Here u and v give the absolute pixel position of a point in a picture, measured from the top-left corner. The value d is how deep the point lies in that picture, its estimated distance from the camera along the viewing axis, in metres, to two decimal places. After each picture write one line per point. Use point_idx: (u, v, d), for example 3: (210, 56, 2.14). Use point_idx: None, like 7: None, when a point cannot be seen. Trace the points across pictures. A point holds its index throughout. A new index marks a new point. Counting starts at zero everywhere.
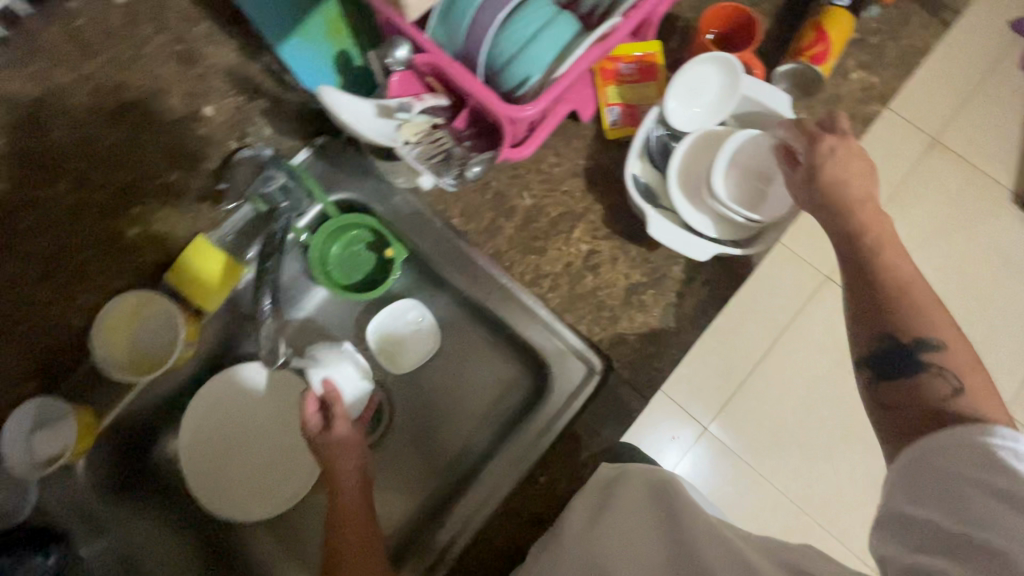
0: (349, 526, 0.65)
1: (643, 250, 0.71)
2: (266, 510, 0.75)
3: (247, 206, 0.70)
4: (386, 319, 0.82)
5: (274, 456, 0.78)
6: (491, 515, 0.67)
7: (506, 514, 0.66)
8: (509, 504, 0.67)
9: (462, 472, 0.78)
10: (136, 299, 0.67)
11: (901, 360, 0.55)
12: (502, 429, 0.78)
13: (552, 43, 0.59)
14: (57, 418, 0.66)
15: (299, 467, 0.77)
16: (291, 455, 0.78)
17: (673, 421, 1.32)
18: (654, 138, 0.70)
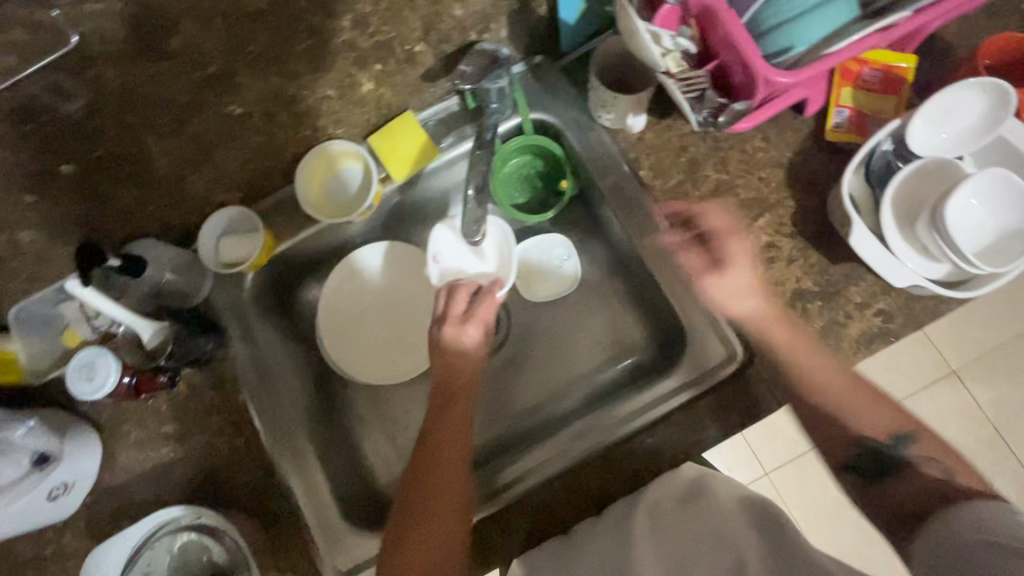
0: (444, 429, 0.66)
1: (824, 260, 0.68)
2: (375, 377, 0.80)
3: (456, 99, 0.74)
4: (533, 248, 0.83)
5: (393, 333, 0.83)
6: (583, 460, 0.68)
7: (602, 463, 0.67)
8: (608, 455, 0.67)
9: (556, 414, 0.79)
10: (341, 149, 0.72)
11: (884, 457, 0.62)
12: (597, 395, 0.79)
13: (830, 19, 0.56)
14: (248, 229, 0.72)
15: (409, 350, 0.82)
16: (405, 339, 0.83)
17: (742, 460, 1.25)
18: (879, 152, 0.66)
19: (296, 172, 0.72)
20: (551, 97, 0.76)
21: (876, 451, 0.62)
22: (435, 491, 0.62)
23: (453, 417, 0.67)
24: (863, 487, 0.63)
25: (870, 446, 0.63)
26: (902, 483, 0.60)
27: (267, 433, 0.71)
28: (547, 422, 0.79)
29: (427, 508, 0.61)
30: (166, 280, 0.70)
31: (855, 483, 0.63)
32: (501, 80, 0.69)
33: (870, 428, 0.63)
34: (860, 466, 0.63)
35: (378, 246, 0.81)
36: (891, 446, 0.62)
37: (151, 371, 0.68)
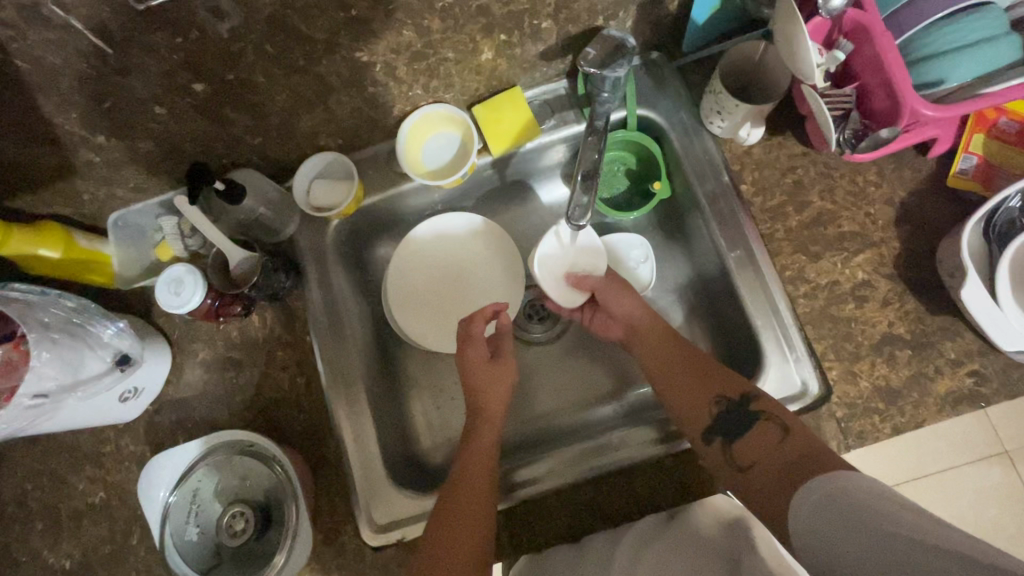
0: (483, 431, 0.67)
1: (921, 309, 0.65)
2: (431, 341, 0.80)
3: (564, 83, 0.76)
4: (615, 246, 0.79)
5: (454, 302, 0.83)
6: (621, 470, 0.67)
7: (638, 472, 0.67)
8: (648, 467, 0.67)
9: (587, 420, 0.79)
10: (448, 111, 0.74)
11: (741, 415, 0.62)
12: (635, 410, 0.79)
13: (989, 58, 0.54)
14: (342, 176, 0.75)
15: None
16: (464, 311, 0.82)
17: None
18: (1005, 207, 0.62)
19: (400, 130, 0.73)
20: (660, 95, 0.75)
21: (733, 411, 0.62)
22: (475, 484, 0.62)
23: (493, 419, 0.68)
24: (724, 455, 0.61)
25: (725, 398, 0.63)
26: (751, 441, 0.60)
27: (327, 377, 0.71)
28: (583, 426, 0.79)
29: (468, 498, 0.61)
30: (261, 213, 0.73)
31: (718, 449, 0.62)
32: (621, 71, 0.66)
33: (721, 388, 0.64)
34: (723, 432, 0.62)
35: (449, 215, 0.82)
36: (738, 403, 0.63)
37: (232, 295, 0.71)
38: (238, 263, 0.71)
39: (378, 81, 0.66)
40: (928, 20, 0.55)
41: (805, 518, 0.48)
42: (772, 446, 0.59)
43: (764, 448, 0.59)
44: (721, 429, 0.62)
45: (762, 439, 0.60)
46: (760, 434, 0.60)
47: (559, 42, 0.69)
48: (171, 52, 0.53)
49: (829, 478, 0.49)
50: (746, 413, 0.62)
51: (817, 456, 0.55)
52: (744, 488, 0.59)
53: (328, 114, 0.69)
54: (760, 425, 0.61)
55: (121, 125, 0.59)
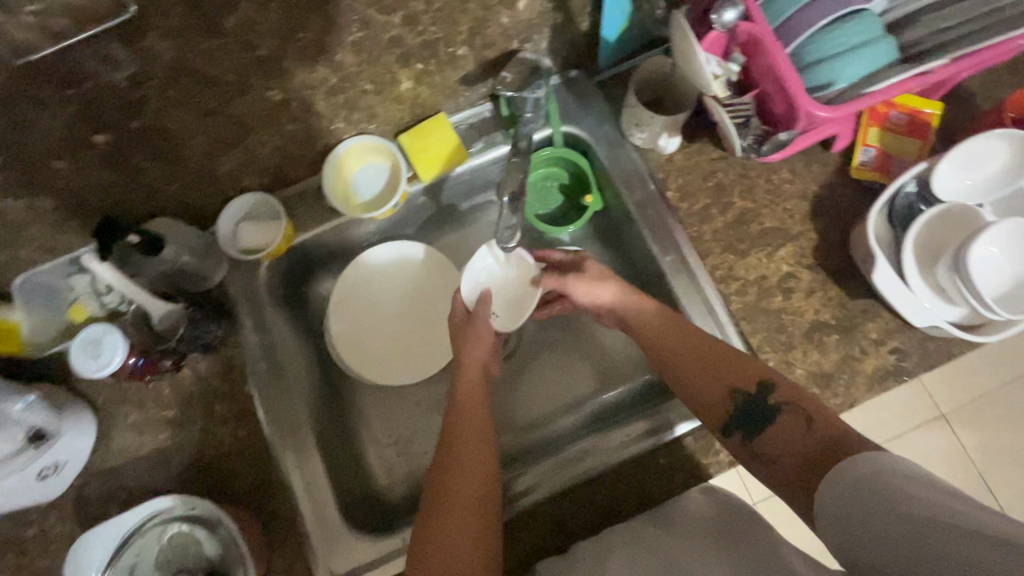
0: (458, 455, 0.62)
1: (843, 294, 0.69)
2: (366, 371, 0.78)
3: (489, 105, 0.76)
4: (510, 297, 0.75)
5: (404, 330, 0.81)
6: (586, 478, 0.67)
7: (603, 480, 0.67)
8: (613, 471, 0.67)
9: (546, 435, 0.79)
10: (374, 142, 0.73)
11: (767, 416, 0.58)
12: (593, 420, 0.80)
13: (870, 61, 0.58)
14: (269, 217, 0.73)
15: (425, 346, 0.81)
16: (416, 337, 0.81)
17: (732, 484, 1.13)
18: (903, 193, 0.67)
19: (326, 163, 0.72)
20: (582, 112, 0.77)
21: (750, 404, 0.58)
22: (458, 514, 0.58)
23: (467, 438, 0.63)
24: (745, 448, 0.58)
25: (738, 393, 0.59)
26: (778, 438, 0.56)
27: (270, 425, 0.68)
28: (541, 442, 0.79)
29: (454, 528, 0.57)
30: (183, 261, 0.69)
31: (740, 443, 0.58)
32: (539, 91, 0.72)
33: (737, 382, 0.60)
34: (743, 424, 0.58)
35: (407, 246, 0.82)
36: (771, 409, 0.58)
37: (159, 353, 0.67)
38: (162, 317, 0.67)
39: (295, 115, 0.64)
40: (815, 26, 0.58)
41: (832, 514, 0.46)
42: (799, 438, 0.54)
43: (787, 438, 0.55)
44: (741, 423, 0.58)
45: (787, 430, 0.56)
46: (784, 425, 0.56)
47: (478, 67, 0.69)
48: (65, 105, 0.50)
49: (846, 465, 0.47)
50: (764, 405, 0.58)
51: (843, 442, 0.51)
52: (774, 483, 0.55)
53: (249, 154, 0.67)
54: (784, 416, 0.56)
55: (16, 185, 0.55)
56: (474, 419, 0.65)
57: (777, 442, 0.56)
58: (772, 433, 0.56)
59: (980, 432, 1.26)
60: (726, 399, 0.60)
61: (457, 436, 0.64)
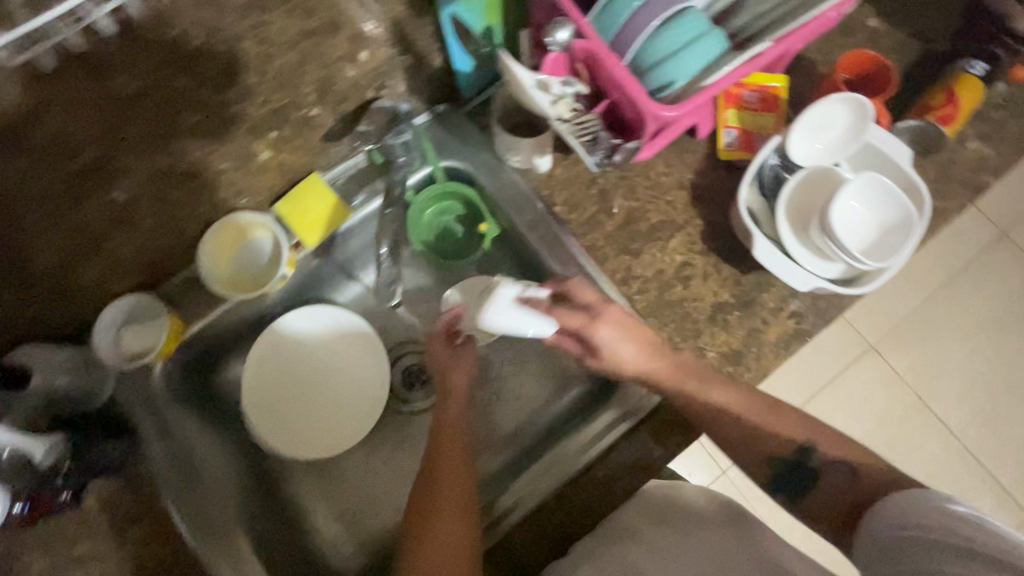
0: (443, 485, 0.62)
1: (736, 272, 0.72)
2: (289, 448, 0.75)
3: (362, 154, 0.73)
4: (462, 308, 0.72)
5: (331, 398, 0.79)
6: (540, 503, 0.66)
7: (557, 503, 0.66)
8: (562, 493, 0.67)
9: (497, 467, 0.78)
10: (250, 218, 0.69)
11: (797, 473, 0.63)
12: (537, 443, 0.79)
13: (702, 54, 0.61)
14: (150, 318, 0.68)
15: (369, 397, 0.79)
16: (355, 396, 0.79)
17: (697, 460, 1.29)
18: (768, 166, 0.71)
19: (201, 248, 0.68)
20: (457, 143, 0.76)
21: (788, 468, 0.63)
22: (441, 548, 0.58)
23: (451, 462, 0.64)
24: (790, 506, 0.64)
25: (776, 459, 0.64)
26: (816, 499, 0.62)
27: (192, 536, 0.64)
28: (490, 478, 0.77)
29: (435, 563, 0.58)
30: (59, 384, 0.63)
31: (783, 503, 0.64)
32: (406, 134, 0.71)
33: (773, 449, 0.64)
34: (783, 485, 0.63)
35: (322, 311, 0.79)
36: (811, 466, 0.63)
37: (48, 490, 0.60)
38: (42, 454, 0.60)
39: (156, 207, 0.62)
40: (647, 28, 0.60)
41: (878, 535, 0.54)
42: (842, 493, 0.61)
43: (831, 496, 0.61)
44: (781, 485, 0.63)
45: (830, 492, 0.61)
46: (828, 488, 0.61)
47: (339, 121, 0.68)
48: None
49: (887, 504, 0.55)
50: (804, 470, 0.63)
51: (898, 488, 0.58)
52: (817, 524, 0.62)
53: (112, 259, 0.63)
54: (828, 480, 0.62)
55: None
56: (455, 448, 0.65)
57: (816, 499, 0.62)
58: (821, 492, 0.62)
59: (908, 354, 1.34)
60: (762, 466, 0.64)
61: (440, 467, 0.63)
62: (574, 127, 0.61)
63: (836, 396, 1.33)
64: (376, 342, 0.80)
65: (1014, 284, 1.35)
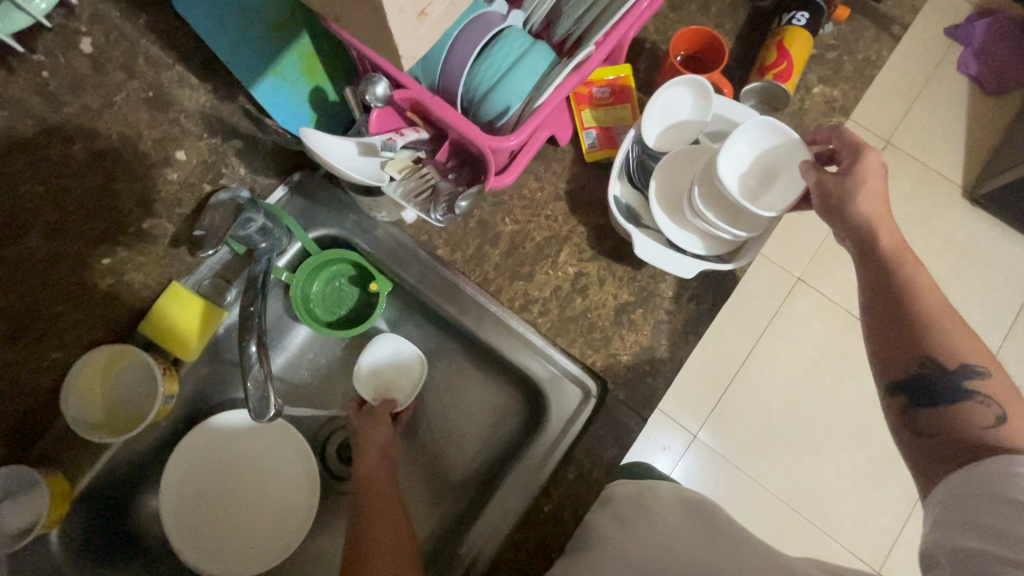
0: (374, 540, 0.59)
1: (630, 269, 0.72)
2: (225, 569, 0.70)
3: (224, 249, 0.69)
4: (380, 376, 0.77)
5: (261, 503, 0.74)
6: (499, 551, 0.65)
7: (513, 548, 0.65)
8: (516, 537, 0.65)
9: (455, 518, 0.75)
10: (112, 350, 0.64)
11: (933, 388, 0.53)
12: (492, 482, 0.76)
13: (529, 75, 0.59)
14: (27, 487, 0.61)
15: (309, 469, 0.74)
16: (296, 470, 0.75)
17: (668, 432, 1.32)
18: (631, 159, 0.71)
19: (62, 398, 0.62)
20: (321, 212, 0.73)
21: (938, 376, 0.54)
22: None
23: (381, 505, 0.63)
24: (903, 412, 0.55)
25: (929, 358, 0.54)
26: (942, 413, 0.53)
27: None
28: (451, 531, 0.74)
29: None
30: None
31: (902, 406, 0.55)
32: (254, 221, 0.65)
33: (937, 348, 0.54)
34: (920, 393, 0.54)
35: (228, 418, 0.73)
36: (948, 371, 0.53)
37: None
38: None
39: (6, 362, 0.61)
40: (468, 60, 0.58)
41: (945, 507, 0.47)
42: (971, 426, 0.51)
43: (962, 421, 0.52)
44: (915, 393, 0.55)
45: (965, 414, 0.52)
46: (967, 408, 0.52)
47: (182, 225, 0.66)
48: None
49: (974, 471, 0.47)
50: (954, 386, 0.53)
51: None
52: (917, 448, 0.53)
53: None
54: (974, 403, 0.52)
55: None
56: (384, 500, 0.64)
57: (922, 403, 0.54)
58: (937, 409, 0.53)
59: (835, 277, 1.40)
60: (915, 359, 0.55)
61: (368, 523, 0.61)
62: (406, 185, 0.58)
63: (779, 335, 1.37)
64: (294, 431, 0.75)
65: (910, 185, 1.39)
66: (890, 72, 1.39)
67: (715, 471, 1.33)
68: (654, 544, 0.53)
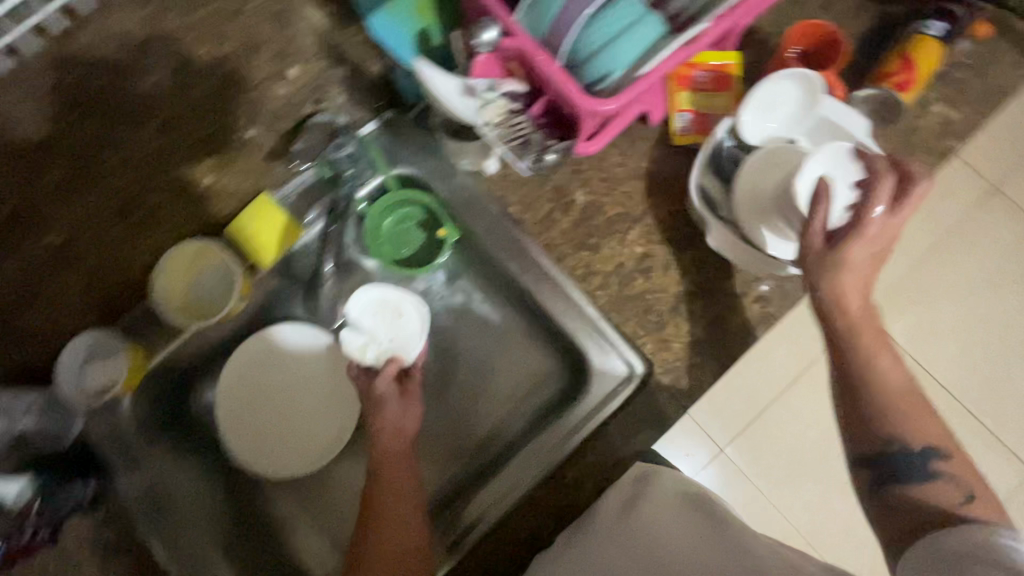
0: (396, 523, 0.63)
1: (697, 260, 0.70)
2: (264, 466, 0.76)
3: (312, 171, 0.71)
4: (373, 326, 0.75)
5: (299, 414, 0.78)
6: (514, 505, 0.67)
7: (532, 505, 0.66)
8: (535, 497, 0.66)
9: (476, 473, 0.77)
10: (198, 246, 0.69)
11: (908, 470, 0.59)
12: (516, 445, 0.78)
13: (636, 43, 0.59)
14: (110, 353, 0.68)
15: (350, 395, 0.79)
16: (335, 391, 0.79)
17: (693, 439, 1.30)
18: (723, 149, 0.69)
19: (152, 280, 0.68)
20: (406, 150, 0.75)
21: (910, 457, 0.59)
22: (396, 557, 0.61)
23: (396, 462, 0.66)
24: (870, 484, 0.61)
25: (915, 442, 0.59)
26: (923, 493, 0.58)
27: (172, 562, 0.66)
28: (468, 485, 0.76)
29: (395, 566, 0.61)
30: (22, 428, 0.65)
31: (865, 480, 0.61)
32: (347, 147, 0.69)
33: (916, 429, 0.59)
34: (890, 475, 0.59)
35: (282, 329, 0.77)
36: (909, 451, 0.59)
37: (27, 531, 0.62)
38: (12, 496, 0.62)
39: (114, 236, 0.68)
40: (580, 18, 0.57)
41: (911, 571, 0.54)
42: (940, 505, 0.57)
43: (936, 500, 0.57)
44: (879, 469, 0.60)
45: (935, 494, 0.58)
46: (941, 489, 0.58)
47: (279, 140, 0.70)
48: None
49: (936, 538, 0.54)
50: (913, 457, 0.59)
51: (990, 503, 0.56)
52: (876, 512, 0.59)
53: (67, 286, 0.68)
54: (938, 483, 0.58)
55: None
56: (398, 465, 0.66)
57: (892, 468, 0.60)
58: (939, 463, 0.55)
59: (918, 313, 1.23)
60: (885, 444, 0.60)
61: (386, 511, 0.63)
62: (502, 132, 0.60)
63: None
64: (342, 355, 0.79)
65: None
66: (1013, 115, 1.28)
67: (735, 489, 1.30)
68: (655, 545, 0.58)
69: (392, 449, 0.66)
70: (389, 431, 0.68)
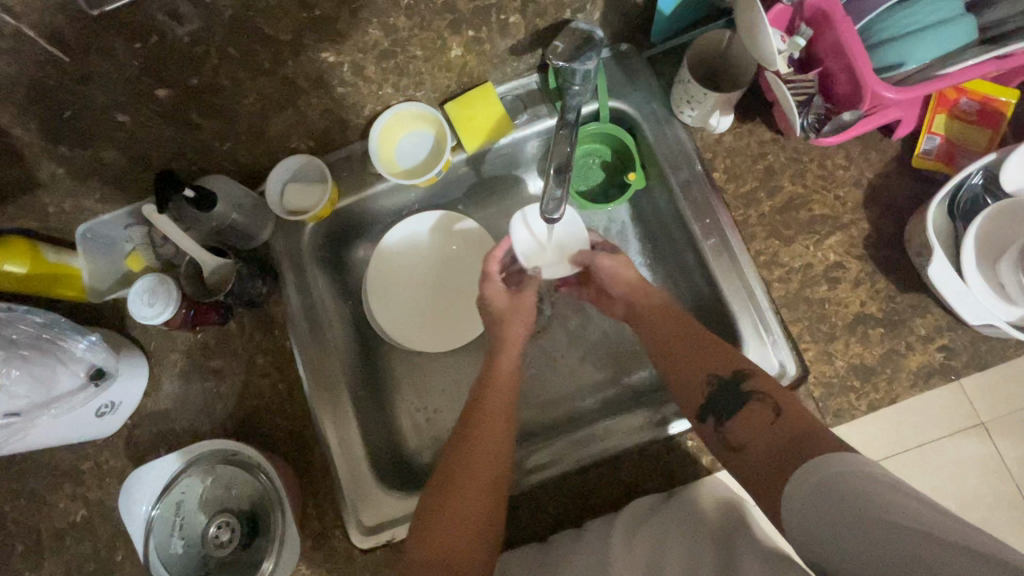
0: (476, 441, 0.62)
1: (891, 288, 0.67)
2: (377, 309, 0.79)
3: (537, 76, 0.75)
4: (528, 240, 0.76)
5: (427, 290, 0.82)
6: (624, 453, 0.67)
7: (641, 457, 0.67)
8: (645, 450, 0.67)
9: (578, 411, 0.78)
10: (419, 110, 0.73)
11: (731, 396, 0.58)
12: (618, 401, 0.78)
13: (944, 41, 0.55)
14: (312, 181, 0.74)
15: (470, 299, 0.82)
16: (465, 289, 0.82)
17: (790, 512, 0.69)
18: (968, 185, 0.64)
19: (372, 129, 0.72)
20: (631, 86, 0.75)
21: (727, 388, 0.59)
22: (473, 477, 0.59)
23: (498, 397, 0.65)
24: (718, 433, 0.58)
25: (715, 376, 0.60)
26: (742, 421, 0.56)
27: (308, 383, 0.70)
28: (564, 420, 0.78)
29: (468, 484, 0.59)
30: (234, 219, 0.72)
31: (710, 429, 0.59)
32: (591, 63, 0.65)
33: (713, 365, 0.61)
34: (716, 408, 0.59)
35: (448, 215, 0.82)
36: (729, 381, 0.59)
37: (208, 304, 0.70)
38: (212, 271, 0.70)
39: (368, 77, 0.66)
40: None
41: (806, 513, 0.44)
42: (764, 426, 0.54)
43: (757, 429, 0.55)
44: (712, 408, 0.59)
45: (752, 420, 0.56)
46: (754, 413, 0.56)
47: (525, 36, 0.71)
48: (131, 58, 0.52)
49: (819, 464, 0.46)
50: (737, 394, 0.58)
51: (808, 437, 0.50)
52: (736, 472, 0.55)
53: (299, 116, 0.67)
54: (755, 406, 0.57)
55: (79, 136, 0.57)
56: (496, 402, 0.65)
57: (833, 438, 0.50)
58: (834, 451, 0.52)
59: None
60: (703, 381, 0.60)
61: (476, 426, 0.63)
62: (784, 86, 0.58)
63: None
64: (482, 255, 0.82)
65: None
66: None
67: None
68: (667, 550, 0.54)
69: (503, 384, 0.67)
70: (513, 339, 0.72)
